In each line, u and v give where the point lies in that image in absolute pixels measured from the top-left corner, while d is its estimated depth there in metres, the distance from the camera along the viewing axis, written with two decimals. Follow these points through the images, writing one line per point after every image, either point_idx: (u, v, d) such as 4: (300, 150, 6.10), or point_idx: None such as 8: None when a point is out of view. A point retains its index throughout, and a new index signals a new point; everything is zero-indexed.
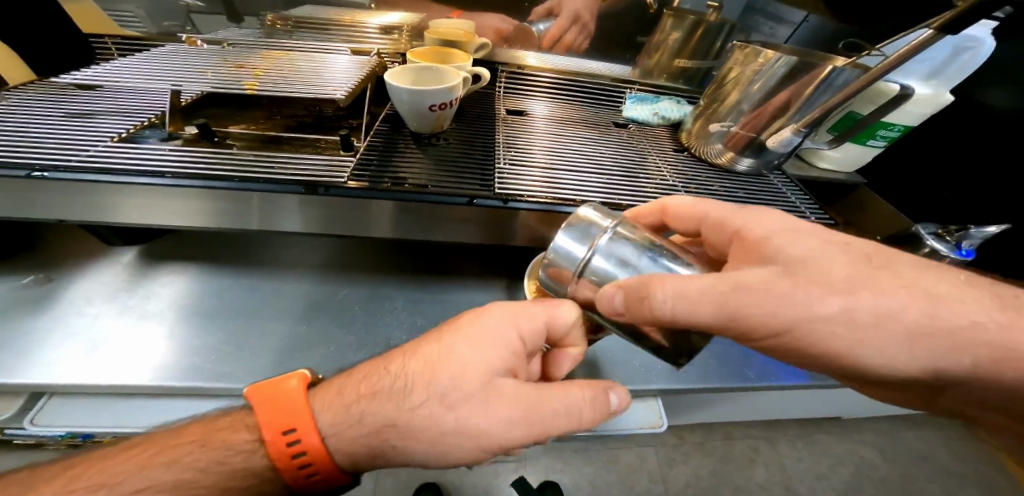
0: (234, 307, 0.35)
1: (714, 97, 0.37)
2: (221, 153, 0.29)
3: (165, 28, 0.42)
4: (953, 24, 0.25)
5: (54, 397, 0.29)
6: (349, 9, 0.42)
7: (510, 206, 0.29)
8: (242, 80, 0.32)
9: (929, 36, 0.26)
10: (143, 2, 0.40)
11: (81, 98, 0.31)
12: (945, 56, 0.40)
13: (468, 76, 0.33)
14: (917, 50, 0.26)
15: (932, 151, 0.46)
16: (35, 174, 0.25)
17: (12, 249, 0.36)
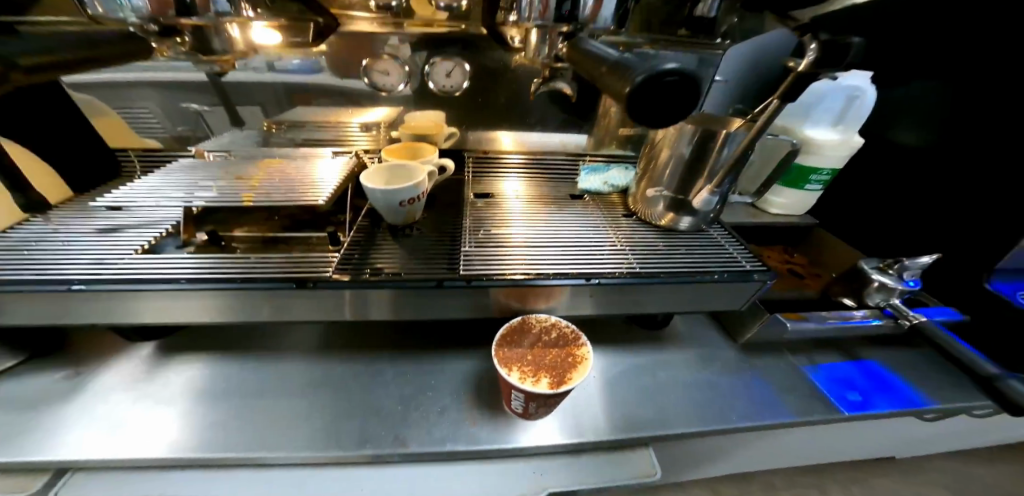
0: (237, 388, 0.42)
1: (650, 162, 0.43)
2: (228, 257, 0.34)
3: (178, 131, 0.48)
4: (790, 92, 0.29)
5: (77, 473, 0.35)
6: (333, 109, 0.49)
7: (474, 284, 0.33)
8: (239, 194, 0.38)
9: (775, 106, 0.30)
10: (160, 107, 0.46)
11: (109, 214, 0.37)
12: (841, 106, 0.48)
13: (433, 169, 0.40)
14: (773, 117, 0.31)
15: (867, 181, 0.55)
16: (73, 287, 0.29)
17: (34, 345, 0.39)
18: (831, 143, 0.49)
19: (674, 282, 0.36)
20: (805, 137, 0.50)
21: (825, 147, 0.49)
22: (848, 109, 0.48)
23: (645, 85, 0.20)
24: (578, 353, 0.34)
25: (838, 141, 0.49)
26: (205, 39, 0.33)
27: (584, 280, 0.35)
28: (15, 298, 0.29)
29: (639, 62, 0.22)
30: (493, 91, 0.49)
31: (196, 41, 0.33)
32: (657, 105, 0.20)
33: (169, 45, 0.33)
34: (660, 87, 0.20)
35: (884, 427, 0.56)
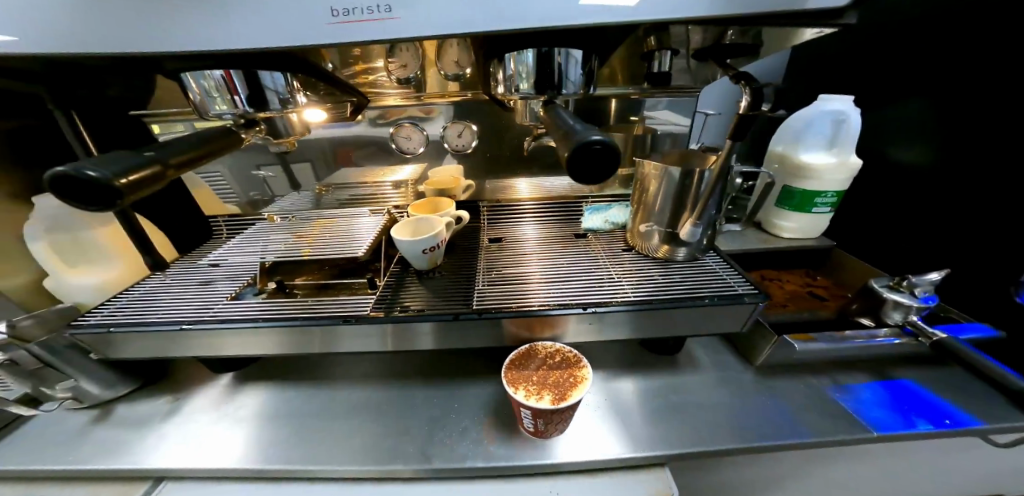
0: (293, 411, 0.50)
1: (639, 201, 0.47)
2: (292, 301, 0.42)
3: (250, 197, 0.59)
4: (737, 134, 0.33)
5: (168, 482, 0.44)
6: (369, 173, 0.59)
7: (485, 317, 0.39)
8: (299, 250, 0.48)
9: (728, 147, 0.35)
10: (240, 182, 0.58)
11: (204, 270, 0.47)
12: (829, 131, 0.51)
13: (450, 219, 0.48)
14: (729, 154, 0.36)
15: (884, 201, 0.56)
16: (182, 327, 0.39)
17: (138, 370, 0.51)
18: (827, 166, 0.51)
19: (666, 307, 0.39)
20: (801, 163, 0.52)
21: (822, 171, 0.51)
22: (837, 134, 0.51)
23: (576, 151, 0.22)
24: (578, 374, 0.38)
25: (833, 164, 0.51)
26: (274, 126, 0.39)
27: (582, 308, 0.39)
28: (140, 337, 0.39)
29: (580, 129, 0.25)
30: (498, 146, 0.57)
31: (267, 127, 0.38)
32: (590, 168, 0.23)
33: (251, 135, 0.37)
34: (590, 149, 0.22)
35: (934, 455, 0.53)
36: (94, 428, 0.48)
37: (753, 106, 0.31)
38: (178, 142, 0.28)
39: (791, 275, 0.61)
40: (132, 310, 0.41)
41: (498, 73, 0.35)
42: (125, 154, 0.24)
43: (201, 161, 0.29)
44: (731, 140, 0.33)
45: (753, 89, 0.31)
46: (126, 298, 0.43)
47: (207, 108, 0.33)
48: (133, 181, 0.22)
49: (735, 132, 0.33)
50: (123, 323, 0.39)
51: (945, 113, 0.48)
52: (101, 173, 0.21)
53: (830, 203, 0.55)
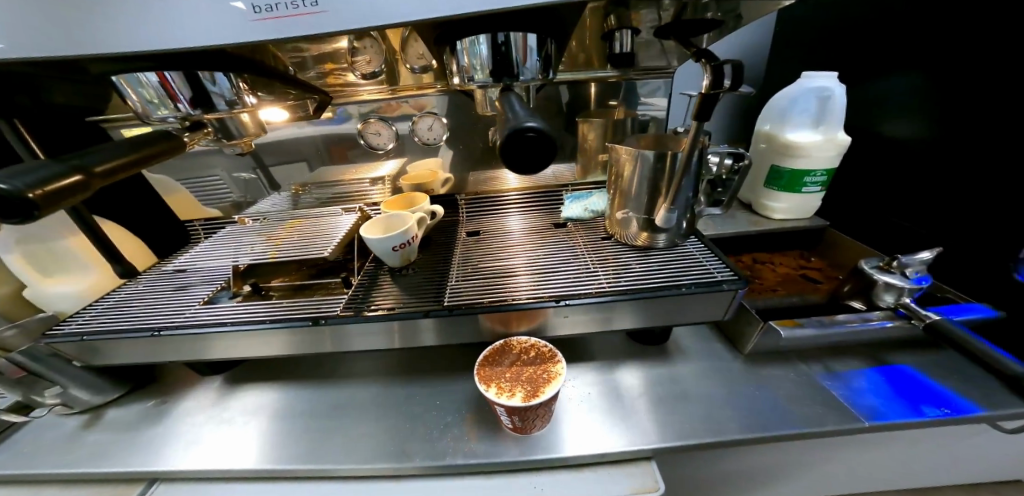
0: (278, 413, 0.50)
1: (616, 189, 0.45)
2: (265, 303, 0.42)
3: (251, 196, 0.59)
4: (702, 113, 0.31)
5: (157, 487, 0.44)
6: (348, 170, 0.58)
7: (455, 313, 0.38)
8: (268, 252, 0.47)
9: (696, 127, 0.33)
10: (240, 186, 0.58)
11: (181, 275, 0.47)
12: (816, 107, 0.49)
13: (422, 215, 0.46)
14: (697, 135, 0.34)
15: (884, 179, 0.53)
16: (153, 333, 0.38)
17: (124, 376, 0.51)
18: (815, 144, 0.49)
19: (643, 297, 0.37)
20: (787, 142, 0.50)
21: (809, 149, 0.49)
22: (824, 110, 0.48)
23: (510, 138, 0.22)
24: (553, 370, 0.37)
25: (821, 141, 0.49)
26: (226, 127, 0.38)
27: (555, 301, 0.38)
28: (115, 344, 0.39)
29: (520, 116, 0.25)
30: (474, 137, 0.56)
31: (219, 130, 0.39)
32: (524, 156, 0.23)
33: (199, 137, 0.37)
34: (524, 135, 0.22)
35: (931, 439, 0.51)
36: (83, 433, 0.48)
37: (714, 86, 0.29)
38: (109, 148, 0.29)
39: (786, 257, 0.59)
40: (106, 318, 0.41)
41: (453, 64, 0.34)
42: (46, 164, 0.24)
43: (138, 167, 0.30)
44: (696, 121, 0.32)
45: (714, 67, 0.29)
46: (102, 305, 0.43)
47: (149, 114, 0.33)
48: (48, 191, 0.23)
49: (699, 113, 0.31)
50: (97, 331, 0.39)
51: (939, 84, 0.46)
52: (12, 184, 0.21)
53: (821, 183, 0.52)
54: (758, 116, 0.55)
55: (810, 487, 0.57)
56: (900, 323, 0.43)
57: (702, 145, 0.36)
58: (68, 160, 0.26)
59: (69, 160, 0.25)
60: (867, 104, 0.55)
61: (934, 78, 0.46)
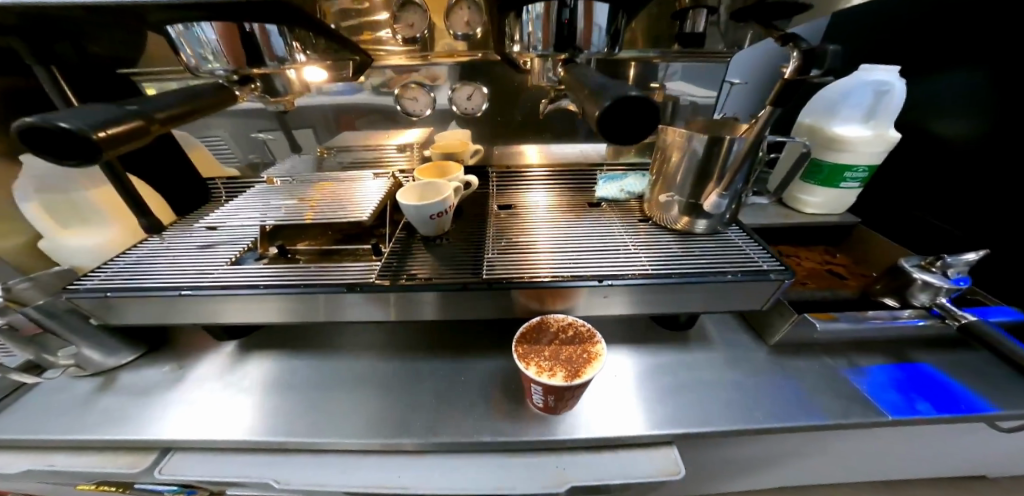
0: (296, 383, 0.49)
1: (661, 170, 0.44)
2: (292, 266, 0.40)
3: (251, 158, 0.56)
4: (781, 98, 0.31)
5: (175, 455, 0.43)
6: (375, 136, 0.55)
7: (496, 287, 0.36)
8: (301, 214, 0.46)
9: (770, 113, 0.32)
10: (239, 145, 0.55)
11: (204, 233, 0.45)
12: (870, 101, 0.48)
13: (459, 185, 0.45)
14: (768, 121, 0.33)
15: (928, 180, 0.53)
16: (180, 292, 0.37)
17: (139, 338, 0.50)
18: (863, 138, 0.48)
19: (688, 282, 0.36)
20: (833, 135, 0.49)
21: (856, 143, 0.48)
22: (877, 104, 0.47)
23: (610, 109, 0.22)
24: (592, 350, 0.36)
25: (871, 137, 0.48)
26: (271, 84, 0.36)
27: (598, 280, 0.36)
28: (143, 302, 0.38)
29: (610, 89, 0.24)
30: (509, 110, 0.54)
31: (265, 86, 0.37)
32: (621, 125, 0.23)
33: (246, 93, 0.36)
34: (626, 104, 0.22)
35: (942, 436, 0.52)
36: (96, 397, 0.46)
37: (802, 71, 0.28)
38: (163, 98, 0.27)
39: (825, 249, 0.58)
40: (128, 275, 0.39)
41: (515, 32, 0.33)
42: (106, 107, 0.23)
43: (190, 118, 0.28)
44: (773, 107, 0.31)
45: (805, 52, 0.28)
46: (122, 263, 0.41)
47: (200, 68, 0.31)
48: (111, 134, 0.21)
49: (777, 99, 0.30)
50: (121, 287, 0.38)
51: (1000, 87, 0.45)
52: (74, 124, 0.20)
53: (861, 178, 0.52)
54: (803, 108, 0.54)
55: (812, 476, 0.59)
56: (933, 322, 0.43)
57: (767, 131, 0.34)
58: (124, 103, 0.24)
59: (130, 105, 0.24)
60: (919, 103, 0.54)
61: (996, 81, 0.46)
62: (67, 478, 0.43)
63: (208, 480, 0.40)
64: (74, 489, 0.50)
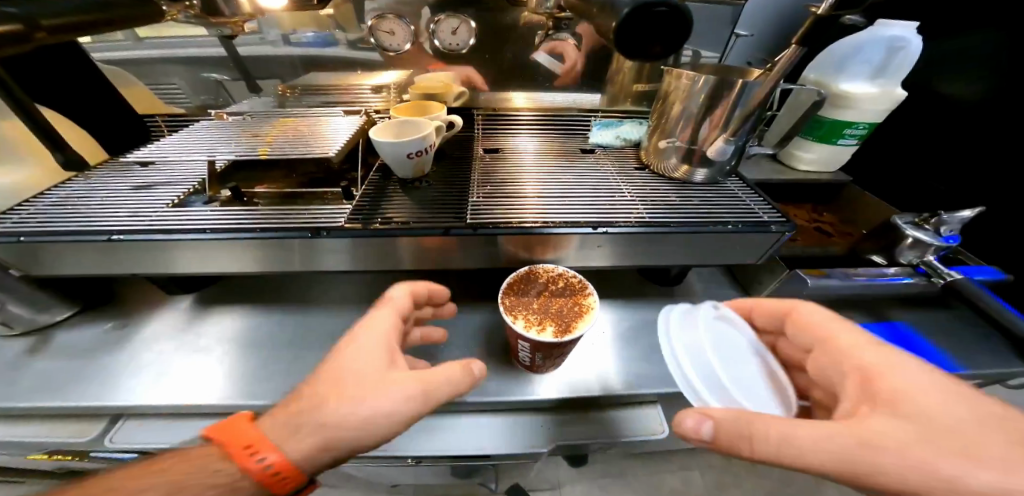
0: (271, 340, 0.41)
1: (662, 115, 0.41)
2: (248, 208, 0.35)
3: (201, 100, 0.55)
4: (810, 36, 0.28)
5: (129, 422, 0.35)
6: (342, 74, 0.52)
7: (479, 233, 0.33)
8: (254, 148, 0.41)
9: (795, 51, 0.29)
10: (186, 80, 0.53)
11: (143, 173, 0.40)
12: (881, 56, 0.46)
13: (441, 124, 0.41)
14: (792, 62, 0.30)
15: (922, 142, 0.52)
16: (113, 237, 0.31)
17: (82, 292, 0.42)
18: (868, 94, 0.46)
19: (687, 232, 0.34)
20: (839, 90, 0.47)
21: (862, 99, 0.46)
22: (888, 61, 0.45)
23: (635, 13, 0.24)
24: (585, 303, 0.33)
25: (878, 93, 0.46)
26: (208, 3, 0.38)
27: (591, 228, 0.34)
28: (74, 249, 0.32)
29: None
30: (499, 48, 0.49)
31: (205, 6, 0.39)
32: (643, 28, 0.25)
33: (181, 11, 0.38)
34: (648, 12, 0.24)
35: None
36: (25, 361, 0.37)
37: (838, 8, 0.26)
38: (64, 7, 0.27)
39: (819, 208, 0.57)
40: (50, 216, 0.33)
41: None
42: None
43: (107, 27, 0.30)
44: (796, 46, 0.29)
45: None
46: (40, 205, 0.35)
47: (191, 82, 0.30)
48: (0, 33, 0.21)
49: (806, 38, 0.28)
50: (38, 231, 0.31)
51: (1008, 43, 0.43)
52: None
53: (859, 137, 0.50)
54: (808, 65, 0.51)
55: None
56: (919, 280, 0.43)
57: (784, 78, 0.32)
58: None
59: None
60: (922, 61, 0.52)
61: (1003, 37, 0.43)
62: (20, 449, 0.35)
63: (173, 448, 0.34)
64: (23, 460, 0.40)
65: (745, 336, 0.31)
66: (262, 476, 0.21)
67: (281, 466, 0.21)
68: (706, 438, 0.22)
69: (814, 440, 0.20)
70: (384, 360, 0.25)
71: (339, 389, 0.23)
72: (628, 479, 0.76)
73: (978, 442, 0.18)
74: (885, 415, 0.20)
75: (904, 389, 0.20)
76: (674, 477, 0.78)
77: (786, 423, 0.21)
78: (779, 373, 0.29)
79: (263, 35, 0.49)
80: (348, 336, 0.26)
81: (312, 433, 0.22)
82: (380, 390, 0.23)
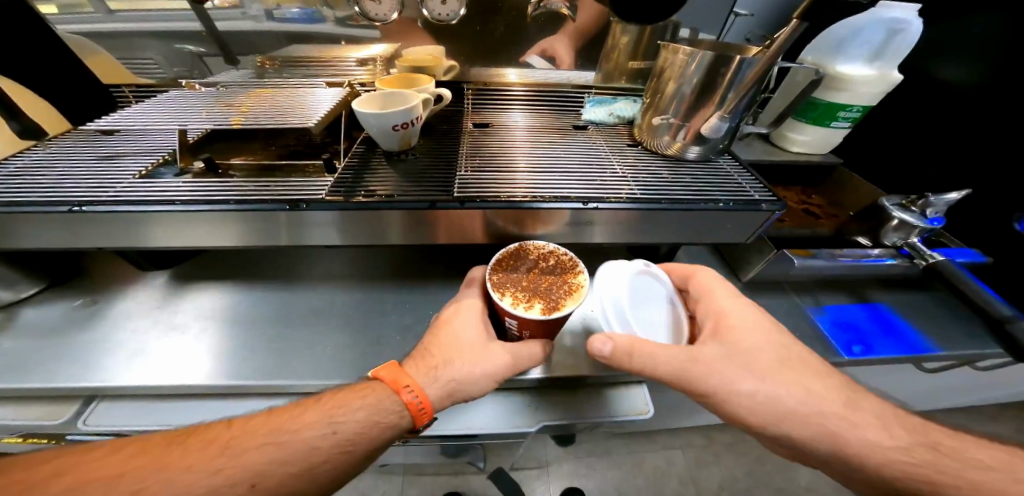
0: (253, 318, 0.40)
1: (656, 92, 0.40)
2: (225, 180, 0.34)
3: (175, 73, 0.51)
4: (811, 11, 0.26)
5: (102, 402, 0.34)
6: (325, 46, 0.50)
7: (467, 207, 0.32)
8: (229, 119, 0.39)
9: (794, 27, 0.28)
10: (161, 52, 0.49)
11: (109, 143, 0.37)
12: (880, 39, 0.45)
13: (428, 97, 0.39)
14: (791, 39, 0.29)
15: (912, 126, 0.52)
16: (75, 208, 0.30)
17: (48, 270, 0.40)
18: (864, 76, 0.45)
19: (677, 209, 0.33)
20: (836, 72, 0.46)
21: (858, 81, 0.46)
22: (887, 44, 0.45)
23: None
24: (574, 281, 0.31)
25: (875, 76, 0.45)
26: None
27: (582, 203, 0.33)
28: (34, 221, 0.30)
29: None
30: (491, 19, 0.47)
31: None
32: None
33: None
34: None
35: (894, 378, 0.53)
36: None
37: None
38: None
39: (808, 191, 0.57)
40: (7, 186, 0.31)
41: None
42: None
43: None
44: (797, 22, 0.27)
45: None
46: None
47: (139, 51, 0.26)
48: None
49: (806, 12, 0.27)
50: None
51: (1004, 27, 0.43)
52: None
53: (852, 119, 0.50)
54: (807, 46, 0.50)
55: None
56: (902, 262, 0.43)
57: (781, 55, 0.31)
58: None
59: None
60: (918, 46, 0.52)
61: (1001, 20, 0.43)
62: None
63: (149, 430, 0.33)
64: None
65: (662, 285, 0.33)
66: (408, 405, 0.26)
67: (425, 401, 0.27)
68: (604, 354, 0.27)
69: (671, 359, 0.27)
70: (484, 335, 0.30)
71: (456, 348, 0.28)
72: (613, 457, 0.79)
73: (772, 365, 0.27)
74: (788, 385, 0.26)
75: (732, 329, 0.28)
76: (657, 455, 0.80)
77: (658, 346, 0.27)
78: (684, 320, 0.31)
79: (244, 11, 0.47)
80: (450, 310, 0.31)
81: (442, 384, 0.27)
82: (489, 349, 0.29)
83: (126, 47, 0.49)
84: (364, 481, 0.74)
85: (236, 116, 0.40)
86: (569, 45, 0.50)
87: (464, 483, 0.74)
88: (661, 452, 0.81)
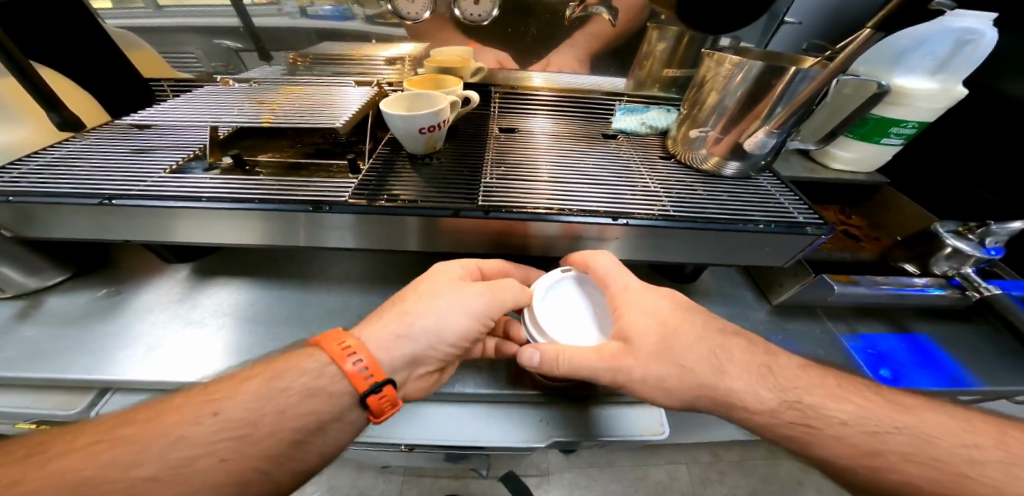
0: (269, 316, 0.40)
1: (695, 103, 0.39)
2: (250, 178, 0.33)
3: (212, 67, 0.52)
4: (888, 22, 0.24)
5: (117, 394, 0.35)
6: (356, 44, 0.50)
7: (492, 217, 0.31)
8: (259, 116, 0.39)
9: (866, 37, 0.26)
10: (200, 45, 0.50)
11: (142, 137, 0.38)
12: (947, 50, 0.42)
13: (456, 100, 0.38)
14: (860, 51, 0.27)
15: (968, 147, 0.50)
16: (106, 201, 0.30)
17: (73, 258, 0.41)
18: (924, 90, 0.42)
19: (712, 228, 0.31)
20: (893, 84, 0.43)
21: (916, 96, 0.43)
22: (953, 56, 0.42)
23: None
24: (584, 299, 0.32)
25: (936, 90, 0.42)
26: None
27: (612, 218, 0.31)
28: (64, 212, 0.31)
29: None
30: (524, 21, 0.46)
31: None
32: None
33: None
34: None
35: None
36: (13, 325, 0.37)
37: None
38: None
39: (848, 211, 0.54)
40: (44, 176, 0.32)
41: None
42: None
43: None
44: (872, 31, 0.25)
45: None
46: (27, 166, 0.33)
47: None
48: None
49: (884, 23, 0.24)
50: (26, 191, 0.30)
51: None
52: None
53: (904, 136, 0.47)
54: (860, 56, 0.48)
55: None
56: (952, 293, 0.40)
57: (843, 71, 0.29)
58: None
59: None
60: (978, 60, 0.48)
61: None
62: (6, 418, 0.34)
63: None
64: (8, 428, 0.39)
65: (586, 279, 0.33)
66: (351, 374, 0.25)
67: (369, 365, 0.25)
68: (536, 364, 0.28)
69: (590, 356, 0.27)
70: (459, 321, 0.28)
71: (417, 302, 0.28)
72: (616, 469, 0.76)
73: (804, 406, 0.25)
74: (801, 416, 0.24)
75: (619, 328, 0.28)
76: (661, 470, 0.77)
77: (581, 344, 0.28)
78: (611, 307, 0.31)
79: (279, 7, 0.47)
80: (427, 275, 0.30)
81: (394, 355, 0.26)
82: (435, 309, 0.27)
83: (171, 43, 0.50)
84: (361, 477, 0.74)
85: (270, 114, 0.40)
86: (570, 52, 0.49)
87: (463, 488, 0.73)
88: (667, 469, 0.78)
